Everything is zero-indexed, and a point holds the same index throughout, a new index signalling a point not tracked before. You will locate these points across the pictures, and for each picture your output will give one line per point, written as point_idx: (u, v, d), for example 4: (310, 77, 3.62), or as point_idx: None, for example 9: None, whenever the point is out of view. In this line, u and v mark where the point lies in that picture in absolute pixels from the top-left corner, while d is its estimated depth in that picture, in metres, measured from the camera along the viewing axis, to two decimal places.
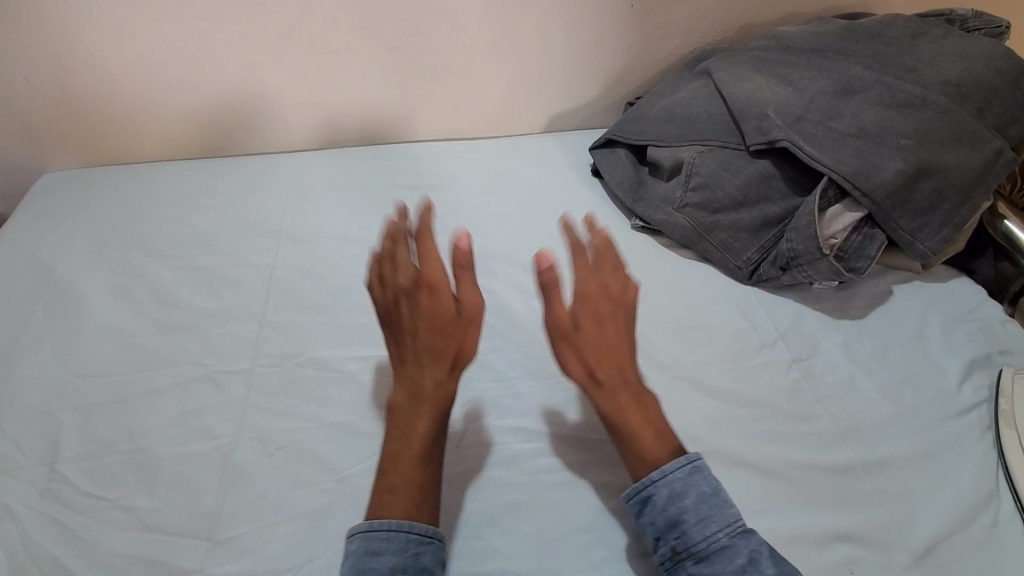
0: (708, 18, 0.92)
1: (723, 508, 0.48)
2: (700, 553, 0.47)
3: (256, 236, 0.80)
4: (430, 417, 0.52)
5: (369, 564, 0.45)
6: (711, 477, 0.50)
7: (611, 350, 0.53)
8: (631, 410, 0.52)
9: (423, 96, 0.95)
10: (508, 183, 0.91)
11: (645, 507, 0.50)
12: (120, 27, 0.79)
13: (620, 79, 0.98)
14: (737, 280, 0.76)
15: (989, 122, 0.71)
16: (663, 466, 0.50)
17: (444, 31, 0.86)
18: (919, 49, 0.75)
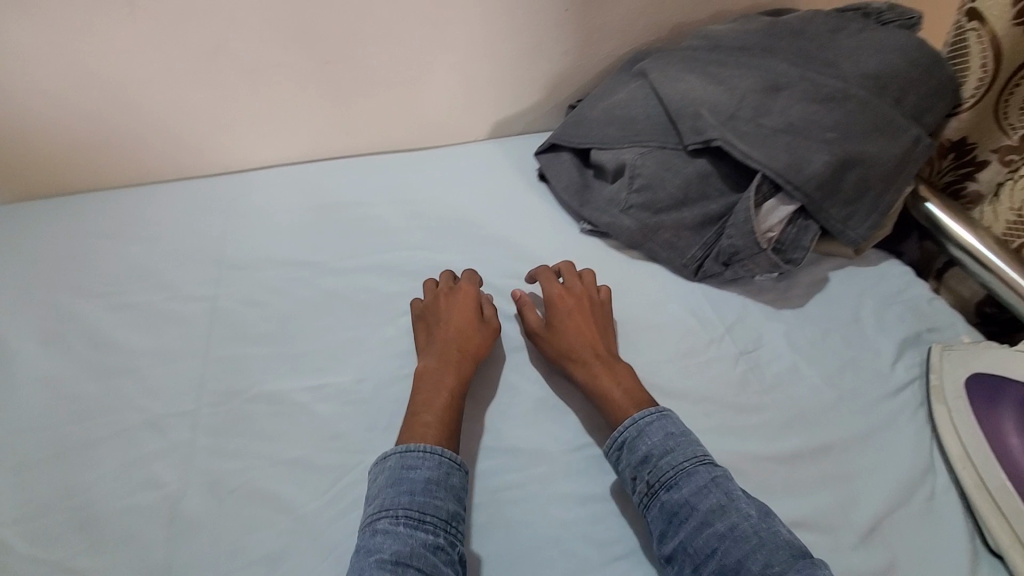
0: (640, 20, 0.93)
1: (691, 446, 0.56)
2: (681, 492, 0.53)
3: (196, 267, 0.77)
4: (449, 380, 0.60)
5: (406, 475, 0.52)
6: (677, 421, 0.58)
7: (577, 332, 0.65)
8: (600, 374, 0.62)
9: (363, 108, 0.93)
10: (457, 193, 0.90)
11: (620, 452, 0.57)
12: (29, 57, 0.75)
13: (560, 83, 0.98)
14: (683, 277, 0.78)
15: (906, 111, 0.75)
16: (634, 415, 0.58)
17: (377, 45, 0.85)
18: (839, 43, 0.78)
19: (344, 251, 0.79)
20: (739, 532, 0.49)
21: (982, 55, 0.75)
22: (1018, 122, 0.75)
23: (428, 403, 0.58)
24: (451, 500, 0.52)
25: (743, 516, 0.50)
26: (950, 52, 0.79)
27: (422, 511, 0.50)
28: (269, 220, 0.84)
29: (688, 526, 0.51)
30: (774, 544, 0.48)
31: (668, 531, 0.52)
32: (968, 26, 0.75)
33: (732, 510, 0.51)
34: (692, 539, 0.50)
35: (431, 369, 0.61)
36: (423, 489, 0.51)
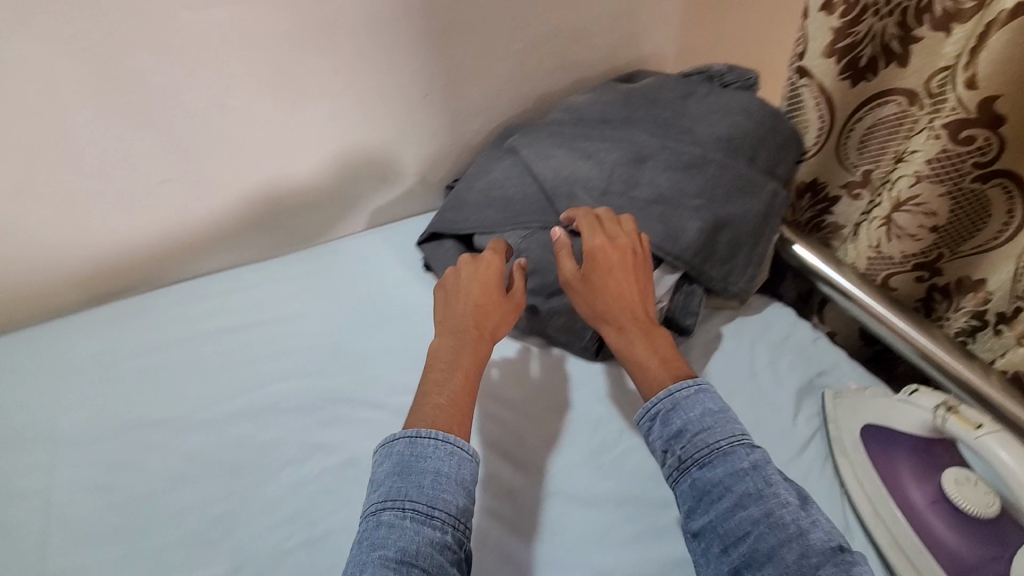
0: (504, 95, 0.91)
1: (734, 426, 0.56)
2: (713, 473, 0.54)
3: (23, 451, 0.64)
4: (463, 363, 0.62)
5: (415, 465, 0.53)
6: (717, 398, 0.58)
7: (614, 297, 0.66)
8: (636, 342, 0.64)
9: (215, 220, 0.83)
10: (335, 298, 0.81)
11: (656, 424, 0.58)
12: None
13: (434, 165, 0.95)
14: (586, 359, 0.75)
15: (761, 166, 0.78)
16: (671, 388, 0.59)
17: (215, 153, 0.77)
18: (691, 109, 0.81)
19: (208, 393, 0.69)
20: (775, 518, 0.49)
21: (818, 107, 0.79)
22: (858, 160, 0.81)
23: (442, 386, 0.61)
24: (460, 494, 0.52)
25: (781, 504, 0.50)
26: (789, 103, 0.83)
27: (429, 506, 0.50)
28: (111, 371, 0.72)
29: (720, 506, 0.52)
30: (809, 530, 0.48)
31: (699, 507, 0.53)
32: (800, 82, 0.79)
33: (769, 496, 0.51)
34: (723, 518, 0.51)
35: (452, 350, 0.64)
36: (431, 482, 0.52)
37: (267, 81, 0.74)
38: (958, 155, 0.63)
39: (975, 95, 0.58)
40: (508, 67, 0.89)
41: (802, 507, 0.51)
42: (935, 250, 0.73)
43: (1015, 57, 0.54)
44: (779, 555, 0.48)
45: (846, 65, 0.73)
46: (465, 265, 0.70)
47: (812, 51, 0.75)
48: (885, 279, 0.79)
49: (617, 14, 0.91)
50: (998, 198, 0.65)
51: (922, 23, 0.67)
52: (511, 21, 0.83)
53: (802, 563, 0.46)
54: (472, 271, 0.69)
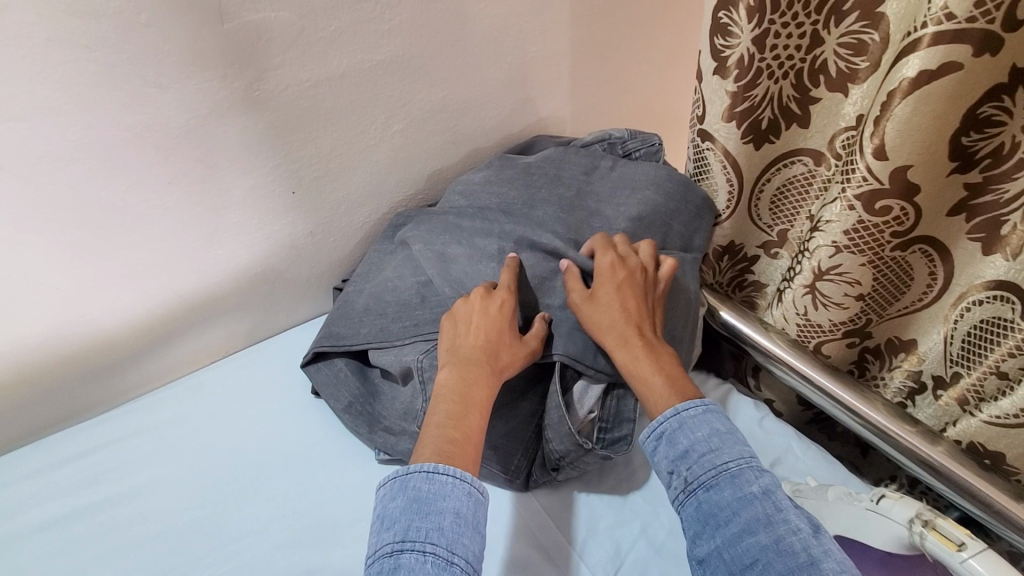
0: (389, 180, 0.81)
1: (746, 449, 0.52)
2: (721, 497, 0.49)
3: None
4: (475, 394, 0.57)
5: (435, 502, 0.48)
6: (726, 419, 0.54)
7: (618, 318, 0.61)
8: (641, 358, 0.59)
9: (46, 375, 0.69)
10: (206, 456, 0.67)
11: (659, 444, 0.54)
12: None
13: (318, 265, 0.82)
14: (515, 489, 0.63)
15: (677, 242, 0.72)
16: (677, 406, 0.55)
17: (28, 301, 0.64)
18: (596, 185, 0.74)
19: None
20: (785, 546, 0.45)
21: (725, 172, 0.73)
22: (772, 221, 0.77)
23: (454, 420, 0.55)
24: (478, 541, 0.48)
25: (793, 531, 0.45)
26: (695, 167, 0.78)
27: (450, 551, 0.46)
28: None
29: (728, 531, 0.47)
30: (821, 561, 0.44)
31: (703, 533, 0.49)
32: (704, 145, 0.74)
33: (781, 520, 0.46)
34: (729, 545, 0.47)
35: (462, 384, 0.57)
36: (451, 524, 0.48)
37: (80, 211, 0.61)
38: (875, 225, 0.58)
39: (885, 166, 0.54)
40: (391, 149, 0.78)
41: (815, 536, 0.46)
42: (864, 316, 0.68)
43: (921, 127, 0.50)
44: None
45: (748, 128, 0.69)
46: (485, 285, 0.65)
47: (712, 116, 0.69)
48: (817, 345, 0.73)
49: (508, 79, 0.83)
50: (918, 263, 0.61)
51: (819, 83, 0.64)
52: (385, 100, 0.73)
53: None
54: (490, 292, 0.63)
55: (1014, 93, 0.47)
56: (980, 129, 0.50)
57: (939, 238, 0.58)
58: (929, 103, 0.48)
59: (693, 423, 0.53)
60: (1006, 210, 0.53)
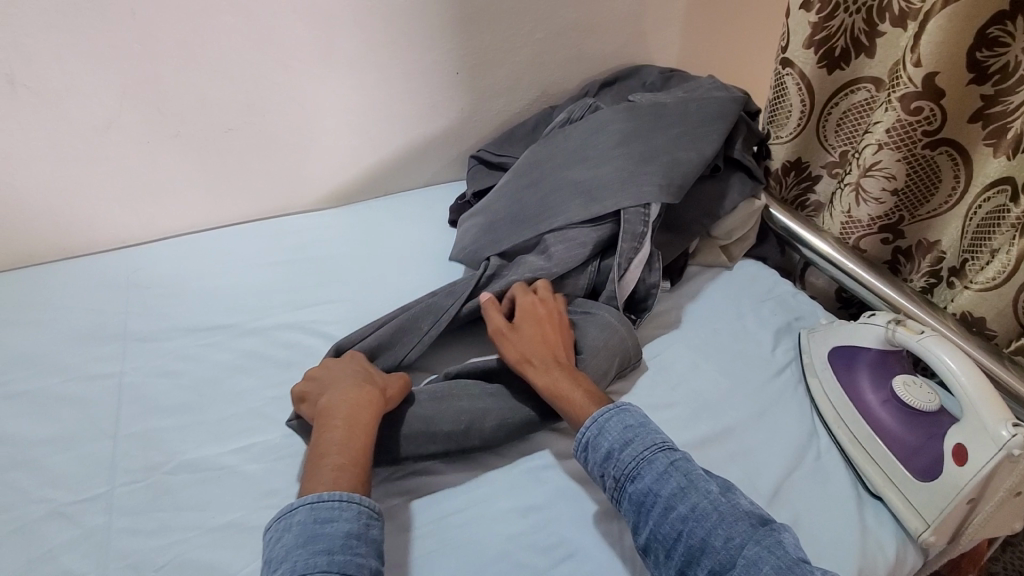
0: (524, 79, 1.02)
1: (654, 435, 0.57)
2: (643, 482, 0.54)
3: (91, 348, 0.71)
4: (360, 426, 0.57)
5: (323, 529, 0.49)
6: (635, 413, 0.59)
7: (541, 348, 0.66)
8: (562, 379, 0.63)
9: (267, 172, 0.93)
10: (369, 242, 0.90)
11: (586, 452, 0.58)
12: None
13: (461, 136, 1.04)
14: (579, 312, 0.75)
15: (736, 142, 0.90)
16: (595, 414, 0.59)
17: (275, 108, 0.88)
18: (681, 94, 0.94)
19: (258, 310, 0.77)
20: (701, 511, 0.51)
21: (800, 94, 0.90)
22: (836, 141, 0.92)
23: (342, 443, 0.56)
24: (373, 555, 0.49)
25: (706, 496, 0.52)
26: (774, 94, 0.94)
27: (343, 571, 0.46)
28: (175, 288, 0.80)
29: (657, 513, 0.53)
30: (732, 516, 0.51)
31: (640, 522, 0.53)
32: (785, 71, 0.90)
33: (693, 491, 0.53)
34: (660, 525, 0.52)
35: (345, 409, 0.58)
36: (342, 547, 0.48)
37: (323, 50, 0.85)
38: (911, 124, 0.74)
39: (920, 72, 0.70)
40: (529, 53, 1.00)
41: (724, 495, 0.53)
42: (896, 214, 0.83)
43: (949, 41, 0.67)
44: (711, 544, 0.49)
45: (823, 54, 0.86)
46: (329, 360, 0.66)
47: (795, 44, 0.86)
48: (856, 241, 0.88)
49: (628, 14, 1.03)
50: (946, 165, 0.76)
51: (885, 19, 0.80)
52: (534, 12, 0.95)
53: (731, 546, 0.49)
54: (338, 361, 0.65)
55: (1016, 19, 0.64)
56: (991, 47, 0.66)
57: (963, 141, 0.74)
58: (955, 19, 0.65)
59: (608, 425, 0.58)
60: (1012, 118, 0.68)
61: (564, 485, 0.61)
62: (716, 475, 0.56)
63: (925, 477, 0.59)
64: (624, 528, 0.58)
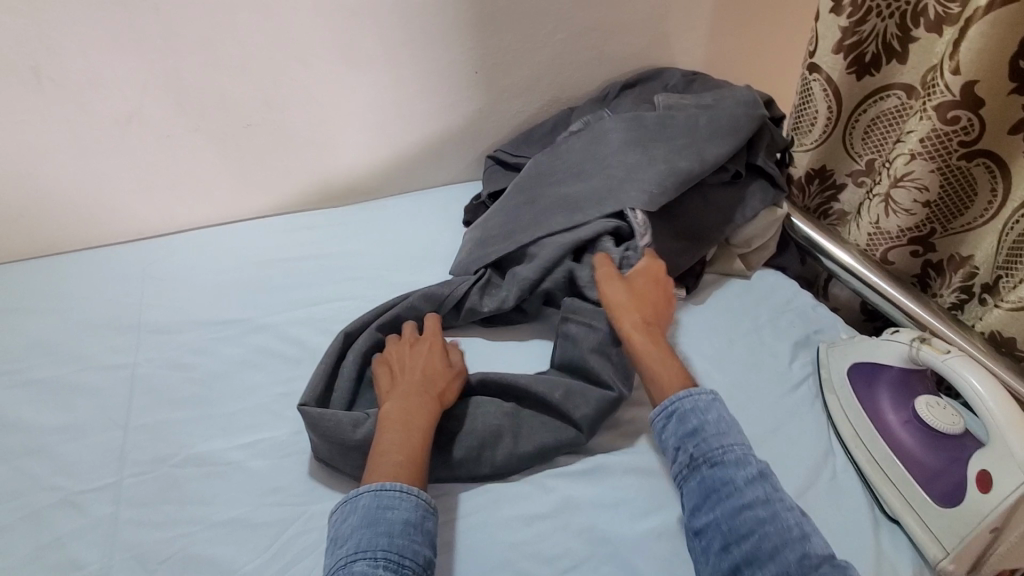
0: (545, 78, 1.01)
1: (742, 437, 0.59)
2: (724, 474, 0.56)
3: (107, 338, 0.72)
4: (416, 423, 0.58)
5: (383, 515, 0.51)
6: (730, 412, 0.61)
7: (634, 308, 0.69)
8: (648, 347, 0.66)
9: (285, 168, 0.94)
10: (383, 240, 0.90)
11: (672, 421, 0.60)
12: None
13: (479, 135, 1.03)
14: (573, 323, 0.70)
15: (757, 149, 0.88)
16: (692, 391, 0.61)
17: (295, 104, 0.88)
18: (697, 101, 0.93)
19: (271, 306, 0.78)
20: (778, 518, 0.52)
21: (827, 99, 0.87)
22: (862, 149, 0.89)
23: (401, 442, 0.56)
24: (429, 544, 0.51)
25: (785, 507, 0.53)
26: (800, 99, 0.92)
27: (401, 555, 0.49)
28: (191, 281, 0.81)
29: (727, 504, 0.54)
30: (809, 534, 0.51)
31: (703, 505, 0.55)
32: (811, 77, 0.88)
33: (775, 498, 0.54)
34: (727, 515, 0.53)
35: (403, 408, 0.59)
36: (401, 532, 0.50)
37: (345, 47, 0.85)
38: (946, 133, 0.72)
39: (958, 80, 0.67)
40: (550, 54, 0.99)
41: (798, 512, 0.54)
42: (928, 226, 0.81)
43: (988, 49, 0.64)
44: (780, 553, 0.50)
45: (852, 60, 0.83)
46: (403, 344, 0.68)
47: (823, 48, 0.84)
48: (884, 253, 0.86)
49: (652, 15, 1.01)
50: (982, 176, 0.73)
51: (919, 24, 0.77)
52: (556, 12, 0.94)
53: (802, 563, 0.49)
54: (412, 347, 0.68)
55: None
56: None
57: (1001, 153, 0.71)
58: (996, 26, 0.63)
59: (707, 408, 0.59)
60: None
61: (569, 495, 0.60)
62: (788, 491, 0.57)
63: (946, 504, 0.58)
64: (630, 542, 0.57)
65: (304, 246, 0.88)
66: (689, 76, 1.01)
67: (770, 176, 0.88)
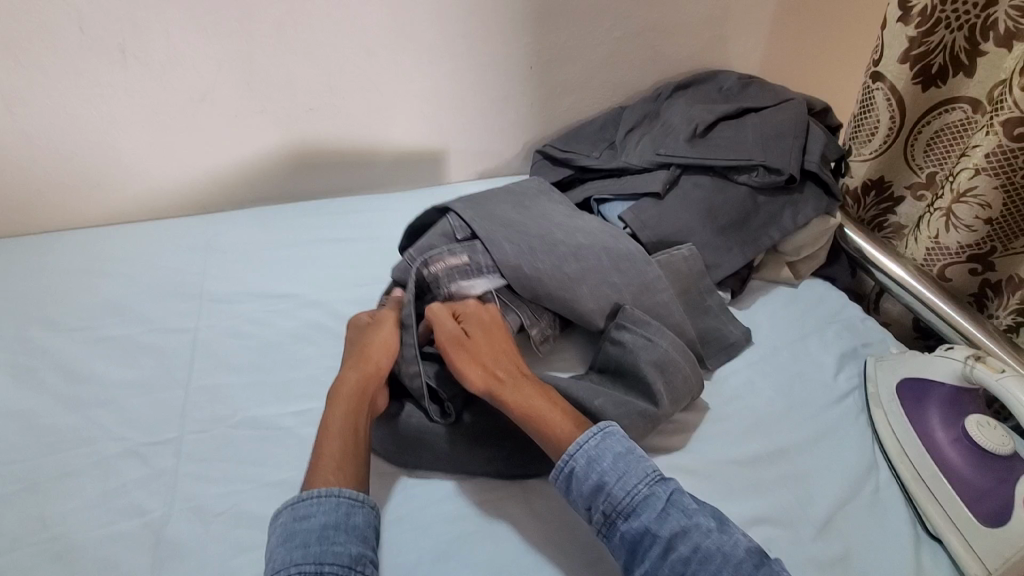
0: (598, 76, 1.01)
1: (652, 469, 0.54)
2: (638, 520, 0.51)
3: (170, 303, 0.77)
4: (342, 422, 0.58)
5: (300, 526, 0.50)
6: (622, 440, 0.56)
7: (496, 364, 0.62)
8: (533, 397, 0.59)
9: (341, 152, 0.97)
10: None
11: (570, 483, 0.54)
12: (50, 113, 0.82)
13: (529, 130, 1.04)
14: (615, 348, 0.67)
15: (814, 155, 0.87)
16: (579, 440, 0.56)
17: (356, 90, 0.91)
18: (751, 107, 0.93)
19: (323, 283, 0.81)
20: (703, 552, 0.49)
21: (890, 110, 0.85)
22: (923, 162, 0.87)
23: (325, 441, 0.56)
24: (353, 541, 0.50)
25: (705, 533, 0.50)
26: (860, 108, 0.90)
27: (319, 562, 0.48)
28: (249, 255, 0.84)
29: (653, 555, 0.50)
30: (732, 555, 0.48)
31: (633, 560, 0.51)
32: (874, 85, 0.86)
33: (694, 529, 0.50)
34: (656, 566, 0.49)
35: (336, 407, 0.59)
36: (318, 538, 0.50)
37: (406, 36, 0.87)
38: (1013, 150, 0.70)
39: None
40: (606, 52, 0.99)
41: (722, 530, 0.50)
42: (989, 243, 0.79)
43: None
44: None
45: (918, 71, 0.81)
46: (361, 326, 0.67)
47: (888, 57, 0.82)
48: (940, 271, 0.83)
49: (711, 16, 1.00)
50: None
51: (988, 39, 0.75)
52: (615, 10, 0.95)
53: None
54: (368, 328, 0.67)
55: None
56: None
57: None
58: None
59: (598, 455, 0.54)
60: None
61: None
62: (712, 506, 0.53)
63: (995, 524, 0.57)
64: None
65: (355, 229, 0.91)
66: (744, 80, 1.00)
67: (826, 183, 0.87)
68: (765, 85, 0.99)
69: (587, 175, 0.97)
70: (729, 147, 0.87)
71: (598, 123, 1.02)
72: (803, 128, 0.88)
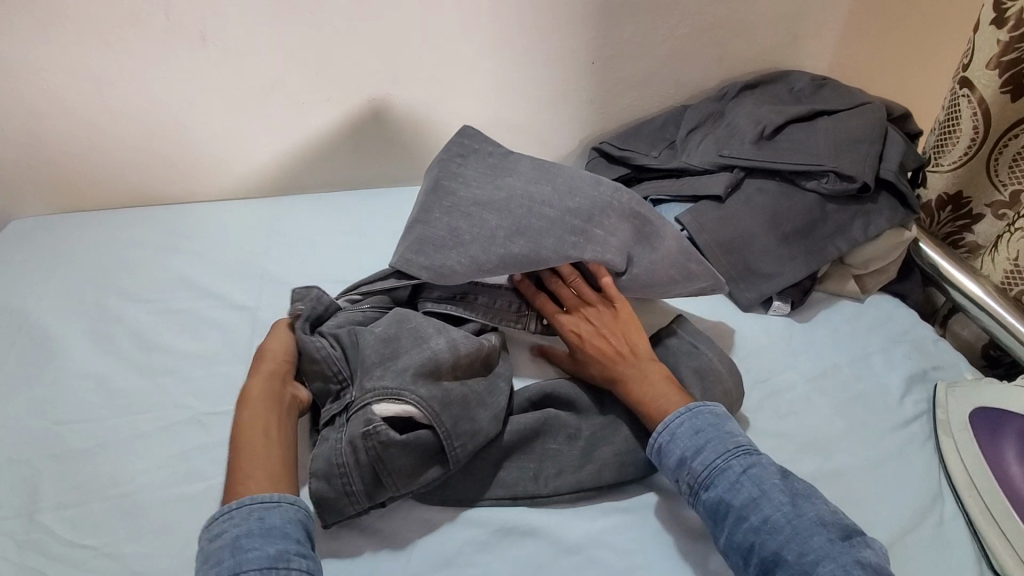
0: (661, 75, 0.99)
1: (732, 444, 0.55)
2: (716, 491, 0.53)
3: (233, 281, 0.80)
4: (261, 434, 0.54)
5: (215, 544, 0.46)
6: (708, 416, 0.57)
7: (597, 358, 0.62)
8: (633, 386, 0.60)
9: (399, 141, 0.98)
10: None
11: (658, 457, 0.57)
12: (130, 94, 0.86)
13: (586, 126, 1.03)
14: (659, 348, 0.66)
15: (891, 163, 0.82)
16: (665, 418, 0.57)
17: (416, 82, 0.92)
18: (825, 110, 0.88)
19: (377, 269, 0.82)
20: (774, 525, 0.49)
21: (974, 121, 0.79)
22: (1007, 178, 0.80)
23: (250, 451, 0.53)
24: (274, 541, 0.46)
25: (778, 509, 0.50)
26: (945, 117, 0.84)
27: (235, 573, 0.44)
28: (308, 238, 0.87)
29: (731, 522, 0.51)
30: (806, 529, 0.49)
31: (715, 528, 0.52)
32: (961, 92, 0.80)
33: (766, 502, 0.51)
34: (734, 534, 0.51)
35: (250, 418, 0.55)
36: (231, 550, 0.45)
37: (468, 27, 0.88)
38: None
39: None
40: (670, 49, 0.96)
41: (794, 504, 0.51)
42: None
43: None
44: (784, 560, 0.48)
45: (1008, 78, 0.75)
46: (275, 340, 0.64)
47: (978, 62, 0.77)
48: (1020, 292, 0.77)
49: (785, 14, 0.96)
50: None
51: None
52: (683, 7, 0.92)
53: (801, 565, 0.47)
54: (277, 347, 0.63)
55: None
56: None
57: None
58: None
59: (679, 432, 0.55)
60: None
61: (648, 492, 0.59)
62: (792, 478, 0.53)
63: None
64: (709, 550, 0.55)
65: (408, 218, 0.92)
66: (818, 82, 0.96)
67: (904, 192, 0.81)
68: (841, 87, 0.94)
69: (644, 174, 0.95)
70: (797, 151, 0.83)
71: (658, 122, 1.00)
72: (879, 133, 0.83)
